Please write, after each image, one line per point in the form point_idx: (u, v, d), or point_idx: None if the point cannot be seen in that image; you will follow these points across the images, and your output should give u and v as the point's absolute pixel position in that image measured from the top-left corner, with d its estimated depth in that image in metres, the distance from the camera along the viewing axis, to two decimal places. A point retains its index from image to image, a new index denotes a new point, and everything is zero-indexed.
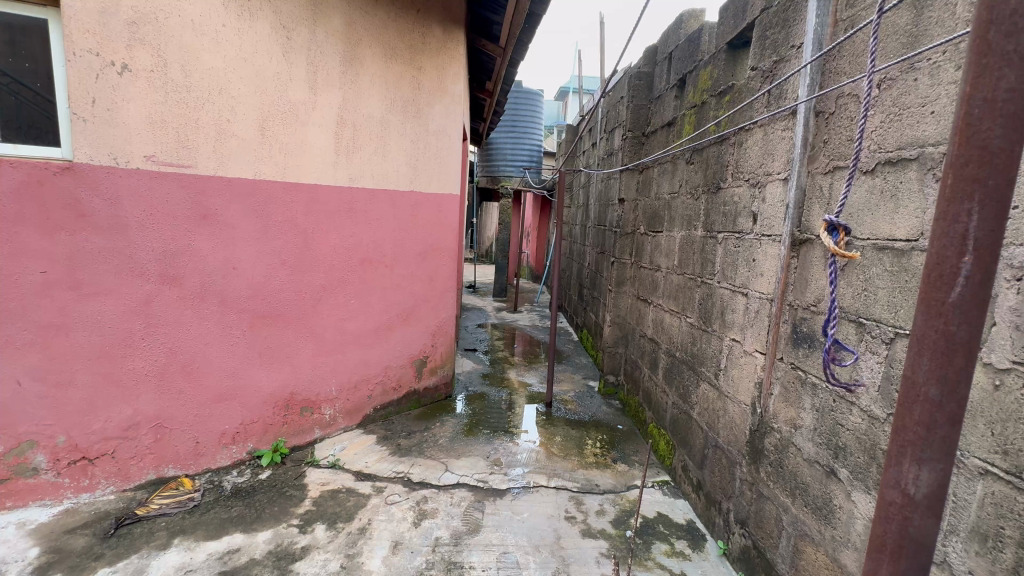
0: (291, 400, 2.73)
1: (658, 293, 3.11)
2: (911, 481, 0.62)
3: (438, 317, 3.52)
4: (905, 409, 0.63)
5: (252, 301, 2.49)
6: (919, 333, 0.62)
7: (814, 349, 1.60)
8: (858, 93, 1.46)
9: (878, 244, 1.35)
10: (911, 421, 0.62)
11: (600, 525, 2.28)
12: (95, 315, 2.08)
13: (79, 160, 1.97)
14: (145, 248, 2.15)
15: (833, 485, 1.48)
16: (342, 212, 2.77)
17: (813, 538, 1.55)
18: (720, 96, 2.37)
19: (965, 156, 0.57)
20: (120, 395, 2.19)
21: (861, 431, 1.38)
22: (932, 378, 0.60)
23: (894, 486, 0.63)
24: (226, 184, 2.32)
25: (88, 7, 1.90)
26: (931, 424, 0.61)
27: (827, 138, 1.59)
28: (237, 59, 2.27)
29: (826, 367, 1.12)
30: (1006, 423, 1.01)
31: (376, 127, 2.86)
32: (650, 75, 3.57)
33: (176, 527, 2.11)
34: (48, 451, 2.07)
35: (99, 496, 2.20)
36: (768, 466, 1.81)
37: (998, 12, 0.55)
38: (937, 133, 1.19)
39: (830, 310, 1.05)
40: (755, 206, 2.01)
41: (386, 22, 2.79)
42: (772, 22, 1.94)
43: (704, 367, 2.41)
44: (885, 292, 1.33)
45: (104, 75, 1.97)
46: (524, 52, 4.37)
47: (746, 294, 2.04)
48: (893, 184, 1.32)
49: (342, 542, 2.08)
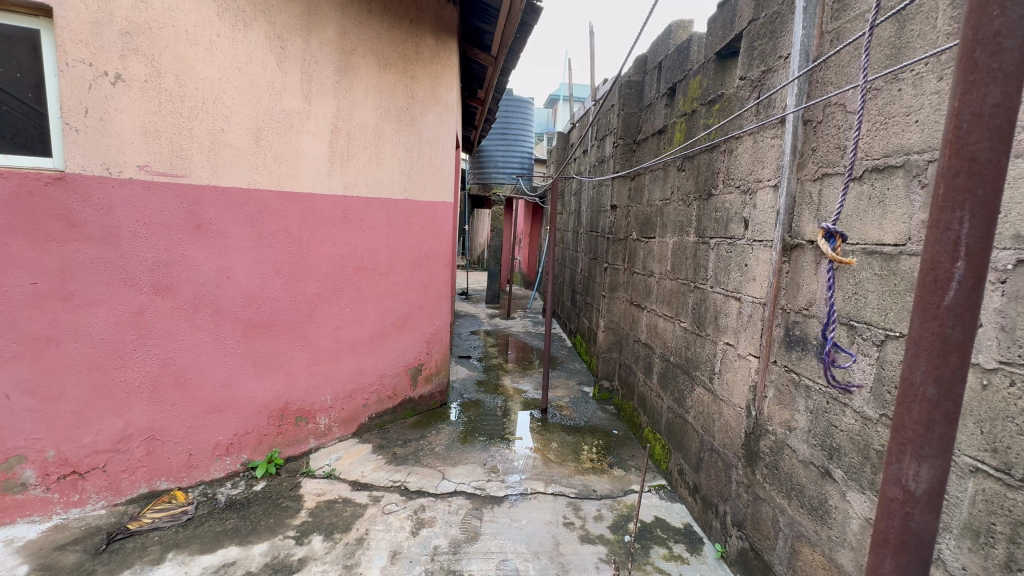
0: (286, 409, 2.71)
1: (651, 298, 3.14)
2: (911, 478, 0.64)
3: (432, 324, 3.52)
4: (904, 408, 0.65)
5: (246, 310, 2.48)
6: (915, 336, 0.64)
7: (807, 352, 1.63)
8: (845, 103, 1.50)
9: (867, 249, 1.39)
10: (910, 420, 0.64)
11: (599, 530, 2.29)
12: (87, 327, 2.05)
13: (71, 170, 1.95)
14: (138, 258, 2.14)
15: (828, 485, 1.51)
16: (336, 220, 2.77)
17: (810, 538, 1.57)
18: (710, 105, 2.42)
19: (955, 167, 0.60)
20: (112, 407, 2.15)
21: (855, 432, 1.41)
22: (929, 378, 0.62)
23: (895, 483, 0.65)
24: (221, 193, 2.31)
25: (81, 17, 1.90)
26: (929, 422, 0.63)
27: (815, 146, 1.64)
28: (231, 69, 2.27)
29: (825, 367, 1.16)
30: (995, 422, 1.04)
31: (370, 136, 2.87)
32: (640, 84, 3.64)
33: (169, 541, 2.08)
34: (37, 466, 2.03)
35: (89, 511, 2.16)
36: (764, 468, 1.83)
37: (983, 32, 0.57)
38: (922, 141, 1.24)
39: (829, 317, 1.11)
40: (746, 212, 2.05)
41: (380, 31, 2.81)
42: (760, 34, 1.99)
43: (698, 371, 2.43)
44: (874, 295, 1.36)
45: (97, 85, 1.97)
46: (515, 61, 4.42)
47: (739, 298, 2.08)
48: (880, 190, 1.36)
49: (340, 553, 2.06)
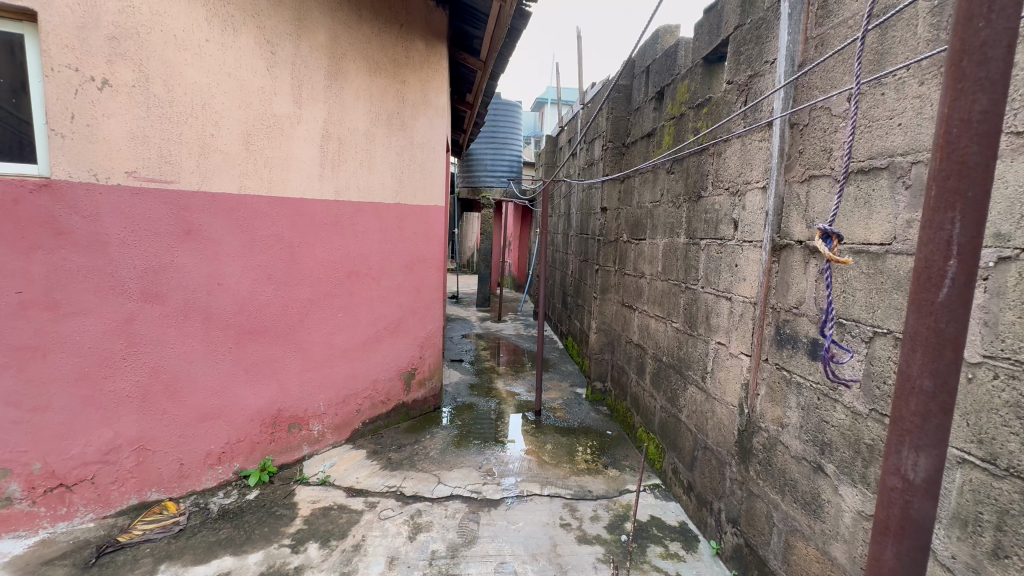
0: (278, 417, 2.68)
1: (643, 299, 3.17)
2: (910, 467, 0.66)
3: (425, 328, 3.52)
4: (902, 401, 0.68)
5: (237, 317, 2.45)
6: (912, 331, 0.67)
7: (797, 350, 1.67)
8: (830, 107, 1.55)
9: (854, 248, 1.43)
10: (908, 412, 0.66)
11: (595, 530, 2.30)
12: (74, 336, 2.02)
13: (57, 176, 1.92)
14: (126, 265, 2.11)
15: (821, 480, 1.54)
16: (328, 225, 2.76)
17: (804, 533, 1.60)
18: (698, 109, 2.46)
19: (946, 170, 0.63)
20: (100, 418, 2.12)
21: (845, 427, 1.44)
22: (926, 372, 0.65)
23: (895, 473, 0.67)
24: (210, 199, 2.29)
25: (67, 22, 1.87)
26: (926, 414, 0.65)
27: (802, 149, 1.68)
28: (220, 73, 2.25)
29: (824, 363, 1.22)
30: (980, 414, 1.07)
31: (362, 140, 2.87)
32: (628, 88, 3.68)
33: (161, 552, 2.05)
34: (23, 480, 1.98)
35: (77, 524, 2.12)
36: (757, 465, 1.87)
37: (970, 42, 0.60)
38: (905, 143, 1.28)
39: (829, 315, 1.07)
40: (736, 214, 2.09)
41: (370, 36, 2.81)
42: (746, 39, 2.03)
43: (691, 371, 2.47)
44: (862, 293, 1.40)
45: (83, 91, 1.94)
46: (503, 65, 4.44)
47: (730, 298, 2.11)
48: (866, 191, 1.40)
49: (337, 560, 2.05)
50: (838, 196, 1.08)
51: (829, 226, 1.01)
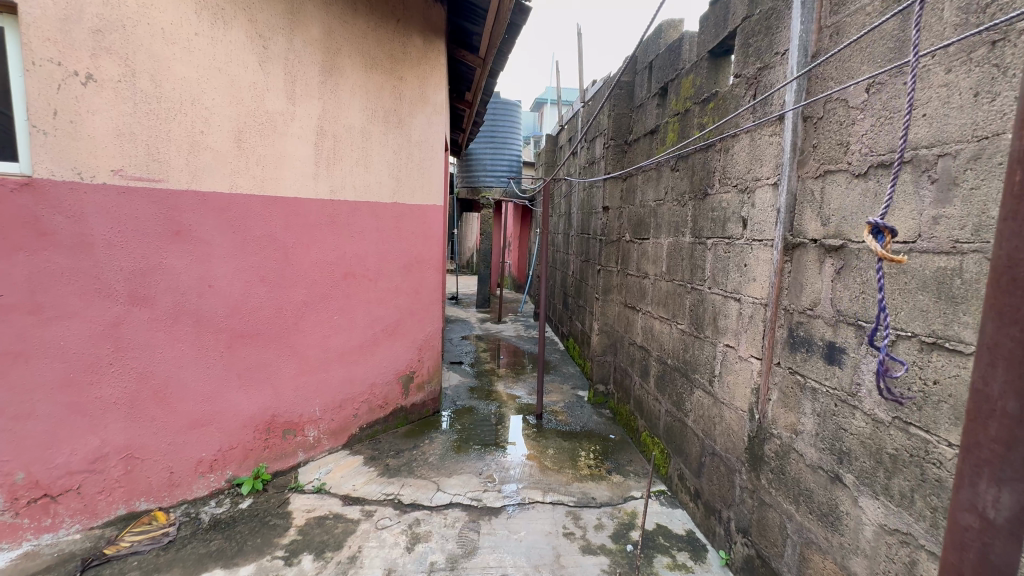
0: (272, 423, 2.61)
1: (646, 300, 3.10)
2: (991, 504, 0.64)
3: (424, 330, 3.44)
4: (982, 423, 0.66)
5: (229, 320, 2.37)
6: (994, 342, 0.65)
7: (812, 353, 1.59)
8: (847, 99, 1.47)
9: (874, 247, 1.35)
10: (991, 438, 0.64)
11: (600, 540, 2.22)
12: (59, 341, 1.94)
13: (39, 175, 1.84)
14: (113, 267, 2.03)
15: (839, 490, 1.46)
16: (323, 224, 2.68)
17: (821, 546, 1.52)
18: (704, 104, 2.39)
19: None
20: (87, 425, 2.04)
21: (866, 435, 1.37)
22: (1009, 393, 0.63)
23: (973, 510, 0.66)
24: (201, 198, 2.21)
25: (48, 14, 1.79)
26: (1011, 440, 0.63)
27: (816, 143, 1.60)
28: (210, 68, 2.17)
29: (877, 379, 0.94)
30: None
31: (358, 138, 2.79)
32: (631, 84, 3.61)
33: (150, 565, 1.97)
34: (5, 491, 1.89)
35: (63, 536, 2.03)
36: (769, 473, 1.79)
37: None
38: (930, 135, 1.20)
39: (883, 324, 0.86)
40: (745, 212, 2.01)
41: (366, 31, 2.73)
42: (755, 31, 1.96)
43: (697, 374, 2.39)
44: (883, 294, 1.33)
45: (66, 85, 1.86)
46: (502, 62, 4.37)
47: (739, 299, 2.04)
48: (887, 186, 1.33)
49: (332, 573, 1.97)
50: (892, 182, 0.88)
51: (882, 218, 0.85)
